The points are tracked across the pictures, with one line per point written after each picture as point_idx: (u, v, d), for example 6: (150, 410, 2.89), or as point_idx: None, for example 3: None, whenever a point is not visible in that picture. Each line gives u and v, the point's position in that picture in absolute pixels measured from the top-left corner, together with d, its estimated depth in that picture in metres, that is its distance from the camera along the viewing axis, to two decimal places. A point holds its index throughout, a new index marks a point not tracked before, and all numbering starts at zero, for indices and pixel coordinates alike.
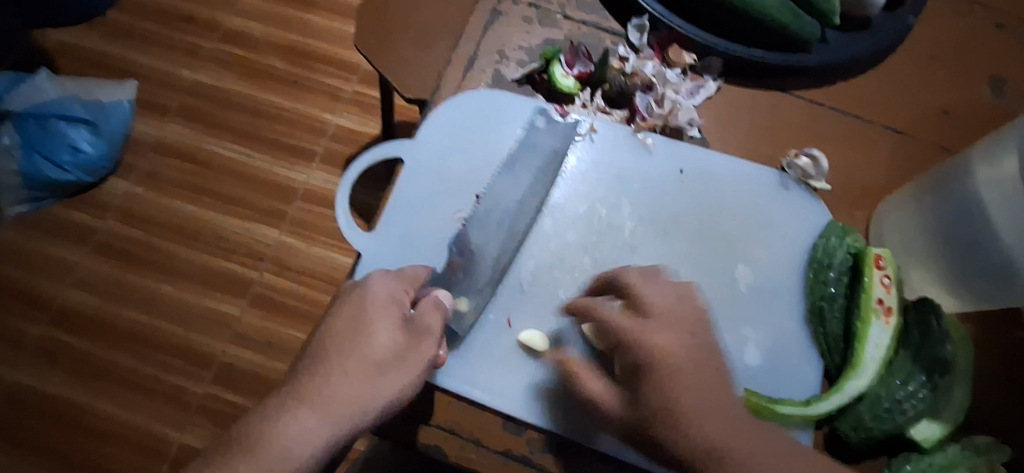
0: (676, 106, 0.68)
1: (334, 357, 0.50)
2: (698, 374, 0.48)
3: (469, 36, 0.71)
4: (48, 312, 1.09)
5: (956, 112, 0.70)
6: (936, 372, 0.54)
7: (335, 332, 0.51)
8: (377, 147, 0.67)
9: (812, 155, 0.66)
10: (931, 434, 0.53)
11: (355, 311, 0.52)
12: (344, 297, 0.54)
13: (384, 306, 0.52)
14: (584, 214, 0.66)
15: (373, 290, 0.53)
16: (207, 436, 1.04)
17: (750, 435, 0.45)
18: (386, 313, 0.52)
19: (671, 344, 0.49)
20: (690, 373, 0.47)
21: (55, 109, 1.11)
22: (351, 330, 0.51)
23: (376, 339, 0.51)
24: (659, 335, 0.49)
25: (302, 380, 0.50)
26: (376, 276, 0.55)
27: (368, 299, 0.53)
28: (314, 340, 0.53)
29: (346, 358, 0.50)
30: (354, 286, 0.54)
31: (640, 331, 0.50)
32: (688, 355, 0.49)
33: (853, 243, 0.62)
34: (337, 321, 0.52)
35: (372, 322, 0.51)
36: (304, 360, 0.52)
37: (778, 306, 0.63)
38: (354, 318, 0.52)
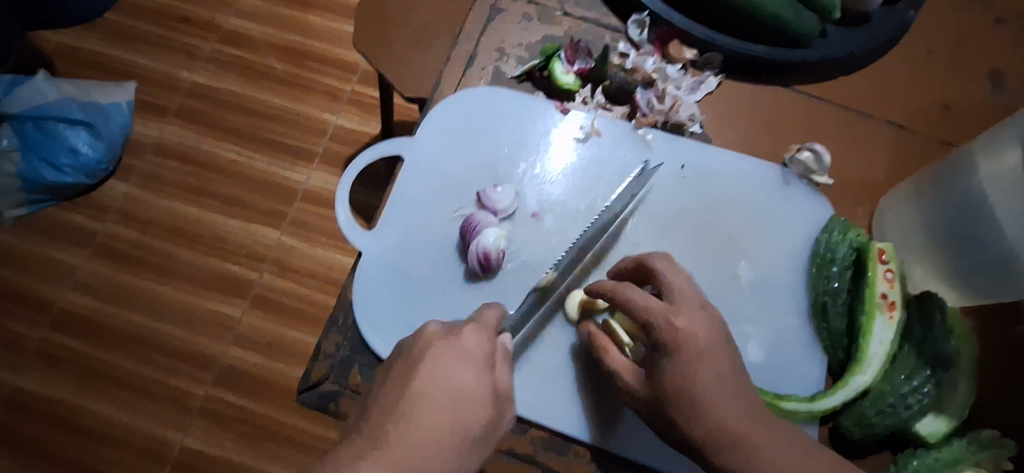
0: (677, 102, 0.68)
1: (422, 413, 0.45)
2: (719, 357, 0.50)
3: (468, 33, 0.70)
4: (49, 315, 1.09)
5: (957, 107, 0.70)
6: (939, 367, 0.54)
7: (425, 384, 0.47)
8: (377, 145, 0.66)
9: (814, 149, 0.65)
10: (936, 429, 0.53)
11: (451, 366, 0.47)
12: (436, 345, 0.49)
13: (481, 365, 0.48)
14: (584, 210, 0.65)
15: (470, 344, 0.49)
16: (208, 437, 1.04)
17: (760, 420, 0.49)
18: (482, 374, 0.48)
19: (695, 327, 0.51)
20: (712, 354, 0.50)
21: (54, 111, 1.10)
22: (444, 386, 0.47)
23: (471, 401, 0.47)
24: (684, 319, 0.51)
25: (384, 430, 0.45)
26: (473, 328, 0.50)
27: (467, 356, 0.48)
28: (394, 384, 0.47)
29: (436, 417, 0.45)
30: (449, 334, 0.49)
31: (667, 312, 0.51)
32: (711, 336, 0.51)
33: (856, 237, 0.61)
34: (430, 372, 0.47)
35: (468, 383, 0.47)
36: (381, 403, 0.47)
37: (780, 303, 0.63)
38: (450, 374, 0.47)
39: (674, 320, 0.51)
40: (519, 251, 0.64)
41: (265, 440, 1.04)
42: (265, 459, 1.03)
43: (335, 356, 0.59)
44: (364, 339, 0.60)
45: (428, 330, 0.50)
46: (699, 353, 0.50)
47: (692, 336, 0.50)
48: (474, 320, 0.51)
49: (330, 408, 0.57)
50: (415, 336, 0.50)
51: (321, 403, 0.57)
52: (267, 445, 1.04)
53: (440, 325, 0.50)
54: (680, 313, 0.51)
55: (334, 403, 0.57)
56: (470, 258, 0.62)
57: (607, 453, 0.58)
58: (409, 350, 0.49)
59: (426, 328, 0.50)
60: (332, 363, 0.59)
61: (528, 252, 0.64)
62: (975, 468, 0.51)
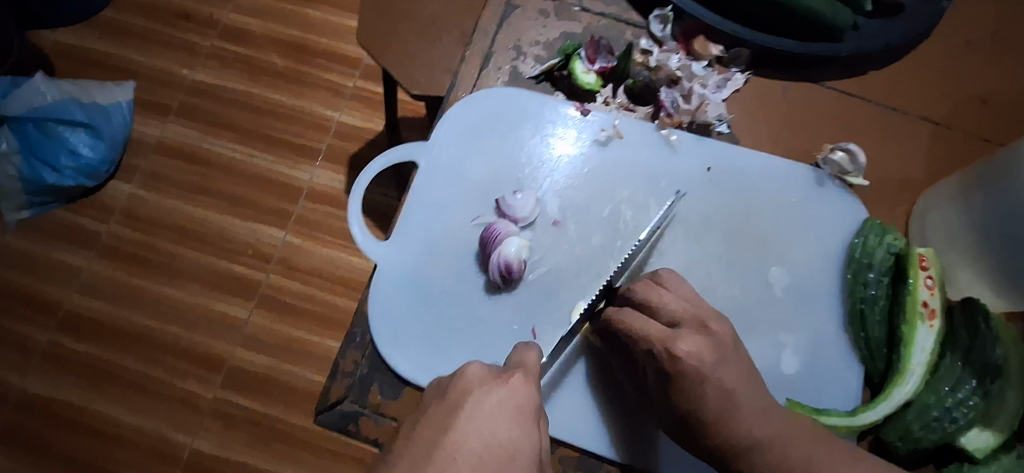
0: (704, 101, 0.65)
1: (459, 465, 0.39)
2: (726, 378, 0.50)
3: (484, 30, 0.67)
4: (55, 318, 1.07)
5: (995, 101, 0.67)
6: (987, 378, 0.52)
7: (465, 432, 0.41)
8: (391, 151, 0.64)
9: (849, 149, 0.63)
10: (985, 443, 0.51)
11: (496, 415, 0.42)
12: (480, 389, 0.44)
13: (526, 418, 0.43)
14: (609, 217, 0.62)
15: (518, 393, 0.44)
16: (219, 439, 1.02)
17: (782, 423, 0.49)
18: (527, 430, 0.42)
19: (698, 351, 0.50)
20: (718, 375, 0.50)
21: (54, 113, 1.07)
22: (486, 437, 0.41)
23: (515, 460, 0.41)
24: (684, 342, 0.50)
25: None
26: (522, 375, 0.45)
27: (513, 406, 0.43)
28: (430, 430, 0.42)
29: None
30: (497, 378, 0.44)
31: (666, 339, 0.51)
32: (715, 357, 0.50)
33: (894, 241, 0.59)
34: (472, 419, 0.42)
35: (513, 438, 0.41)
36: (412, 450, 0.41)
37: (814, 310, 0.61)
38: (493, 424, 0.42)
39: (673, 347, 0.50)
40: (542, 261, 0.61)
41: (276, 441, 1.02)
42: (275, 460, 1.01)
43: (353, 374, 0.57)
44: (384, 356, 0.58)
45: (470, 370, 0.45)
46: (703, 376, 0.49)
47: (693, 360, 0.50)
48: (520, 366, 0.46)
49: (349, 429, 0.56)
50: (457, 377, 0.46)
51: (341, 424, 0.56)
52: (278, 447, 1.02)
53: (484, 367, 0.46)
54: (680, 337, 0.51)
55: (355, 423, 0.56)
56: (492, 269, 0.60)
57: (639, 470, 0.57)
58: (449, 392, 0.45)
59: (470, 369, 0.45)
60: (350, 382, 0.57)
61: (551, 260, 0.61)
62: None
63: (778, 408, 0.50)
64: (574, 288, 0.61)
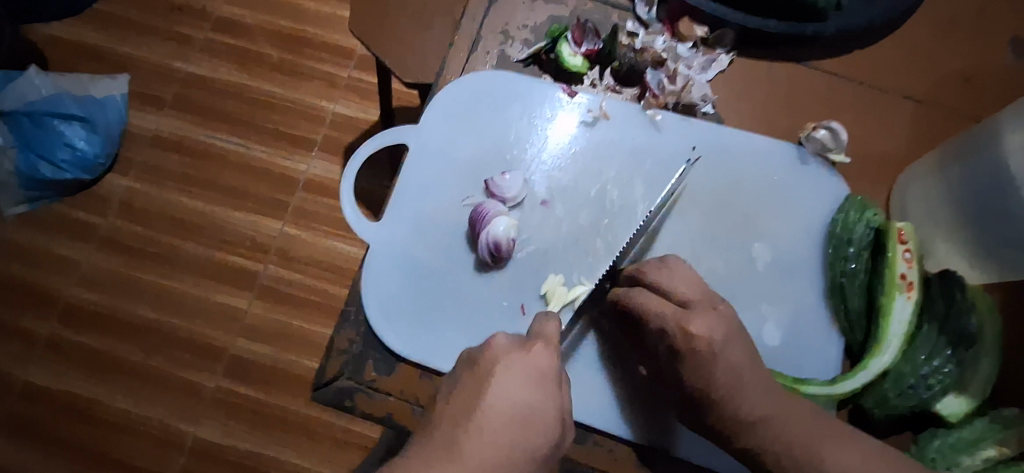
0: (689, 82, 0.66)
1: (491, 429, 0.42)
2: (734, 356, 0.50)
3: (472, 14, 0.68)
4: (56, 311, 1.08)
5: (976, 79, 0.68)
6: (962, 346, 0.54)
7: (497, 399, 0.43)
8: (380, 133, 0.65)
9: (831, 127, 0.64)
10: (957, 409, 0.52)
11: (523, 382, 0.44)
12: (506, 359, 0.45)
13: (551, 383, 0.45)
14: (595, 196, 0.64)
15: (544, 362, 0.45)
16: (221, 427, 1.04)
17: (774, 399, 0.49)
18: (551, 393, 0.44)
19: (710, 330, 0.50)
20: (728, 353, 0.50)
21: (50, 108, 1.08)
22: (515, 400, 0.43)
23: (543, 421, 0.43)
24: (697, 322, 0.50)
25: (455, 444, 0.41)
26: (544, 342, 0.46)
27: (538, 372, 0.45)
28: (463, 398, 0.44)
29: (507, 434, 0.42)
30: (522, 348, 0.46)
31: (679, 317, 0.51)
32: (725, 335, 0.50)
33: (873, 216, 0.60)
34: (502, 388, 0.44)
35: (540, 402, 0.44)
36: (447, 415, 0.43)
37: (796, 284, 0.62)
38: (521, 392, 0.44)
39: (687, 325, 0.50)
40: (529, 239, 0.63)
41: (278, 429, 1.04)
42: (278, 447, 1.03)
43: (349, 351, 0.59)
44: (377, 333, 0.60)
45: (496, 341, 0.47)
46: (715, 354, 0.49)
47: (706, 339, 0.50)
48: (541, 335, 0.47)
49: (346, 404, 0.57)
50: (482, 348, 0.47)
51: (337, 399, 0.57)
52: (280, 434, 1.04)
53: (507, 337, 0.47)
54: (692, 318, 0.51)
55: (350, 398, 0.57)
56: (481, 248, 0.61)
57: (627, 441, 0.58)
58: (475, 362, 0.46)
59: (495, 339, 0.46)
60: (346, 358, 0.58)
61: (538, 238, 0.63)
62: (998, 446, 0.51)
63: (774, 386, 0.50)
64: (562, 266, 0.62)
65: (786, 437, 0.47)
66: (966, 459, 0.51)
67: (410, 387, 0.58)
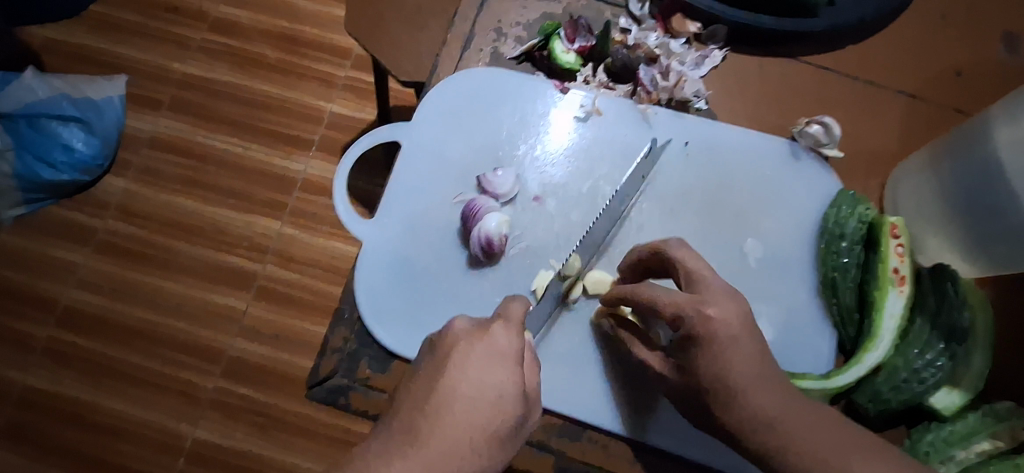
0: (682, 78, 0.66)
1: (450, 413, 0.42)
2: (746, 341, 0.47)
3: (465, 13, 0.68)
4: (54, 314, 1.08)
5: (968, 74, 0.68)
6: (954, 340, 0.54)
7: (455, 380, 0.43)
8: (372, 131, 0.65)
9: (824, 122, 0.64)
10: (952, 402, 0.52)
11: (481, 364, 0.44)
12: (464, 341, 0.45)
13: (511, 363, 0.44)
14: (587, 193, 0.64)
15: (501, 343, 0.45)
16: (220, 429, 1.04)
17: (789, 400, 0.47)
18: (512, 373, 0.44)
19: (726, 315, 0.47)
20: (742, 344, 0.47)
21: (47, 109, 1.08)
22: (474, 383, 0.43)
23: (503, 401, 0.43)
24: (713, 307, 0.48)
25: (414, 430, 0.41)
26: (502, 324, 0.46)
27: (497, 352, 0.44)
28: (423, 381, 0.44)
29: (466, 417, 0.42)
30: (480, 330, 0.45)
31: (696, 303, 0.48)
32: (739, 320, 0.48)
33: (865, 211, 0.59)
34: (460, 370, 0.43)
35: (500, 382, 0.43)
36: (407, 401, 0.43)
37: (788, 279, 0.62)
38: (479, 373, 0.43)
39: (705, 309, 0.47)
40: (522, 236, 0.63)
41: (276, 430, 1.04)
42: (276, 448, 1.03)
43: (342, 349, 0.59)
44: (371, 331, 0.60)
45: (455, 324, 0.46)
46: (731, 340, 0.47)
47: (723, 324, 0.47)
48: (502, 316, 0.47)
49: (340, 403, 0.57)
50: (443, 332, 0.47)
51: (331, 397, 0.57)
52: (278, 435, 1.04)
53: (467, 320, 0.47)
54: (709, 301, 0.48)
55: (344, 397, 0.57)
56: (473, 244, 0.61)
57: (622, 437, 0.58)
58: (436, 347, 0.46)
59: (454, 323, 0.46)
60: (339, 357, 0.58)
61: (531, 234, 0.63)
62: (992, 440, 0.51)
63: (784, 385, 0.48)
64: (554, 262, 0.62)
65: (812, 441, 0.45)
66: (960, 452, 0.51)
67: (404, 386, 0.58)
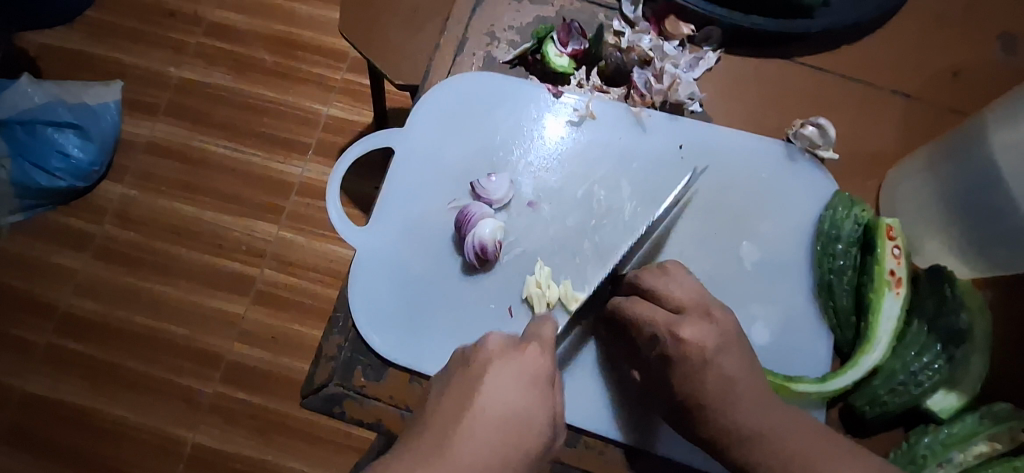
0: (676, 80, 0.66)
1: (483, 430, 0.42)
2: (727, 364, 0.49)
3: (457, 18, 0.68)
4: (53, 320, 1.08)
5: (966, 73, 0.68)
6: (952, 343, 0.54)
7: (489, 397, 0.43)
8: (366, 138, 0.65)
9: (819, 123, 0.64)
10: (949, 405, 0.53)
11: (516, 382, 0.44)
12: (500, 359, 0.45)
13: (543, 385, 0.44)
14: (582, 197, 0.64)
15: (537, 363, 0.45)
16: (220, 434, 1.04)
17: (776, 416, 0.48)
18: (544, 395, 0.44)
19: (701, 336, 0.49)
20: (720, 361, 0.49)
21: (42, 115, 1.08)
22: (508, 402, 0.43)
23: (533, 422, 0.43)
24: (689, 328, 0.50)
25: (446, 442, 0.41)
26: (537, 345, 0.46)
27: (533, 372, 0.45)
28: (454, 395, 0.44)
29: (498, 435, 0.42)
30: (515, 349, 0.46)
31: (670, 323, 0.50)
32: (718, 343, 0.49)
33: (861, 213, 0.60)
34: (494, 387, 0.43)
35: (531, 404, 0.43)
36: (438, 415, 0.43)
37: (785, 281, 0.62)
38: (513, 392, 0.43)
39: (678, 331, 0.50)
40: (516, 243, 0.63)
41: (277, 434, 1.04)
42: (276, 452, 1.03)
43: (337, 357, 0.59)
44: (364, 338, 0.59)
45: (489, 341, 0.46)
46: (705, 361, 0.49)
47: (697, 345, 0.49)
48: (536, 338, 0.47)
49: (335, 411, 0.57)
50: (475, 348, 0.47)
51: (326, 406, 0.57)
52: (279, 439, 1.04)
53: (502, 337, 0.47)
54: (683, 323, 0.50)
55: (340, 405, 0.57)
56: (468, 251, 0.61)
57: (618, 443, 0.58)
58: (468, 362, 0.46)
59: (488, 338, 0.47)
60: (334, 365, 0.58)
61: (525, 241, 0.63)
62: (990, 442, 0.51)
63: (769, 397, 0.50)
64: (549, 268, 0.62)
65: (782, 449, 0.47)
66: (957, 454, 0.51)
67: (399, 393, 0.58)
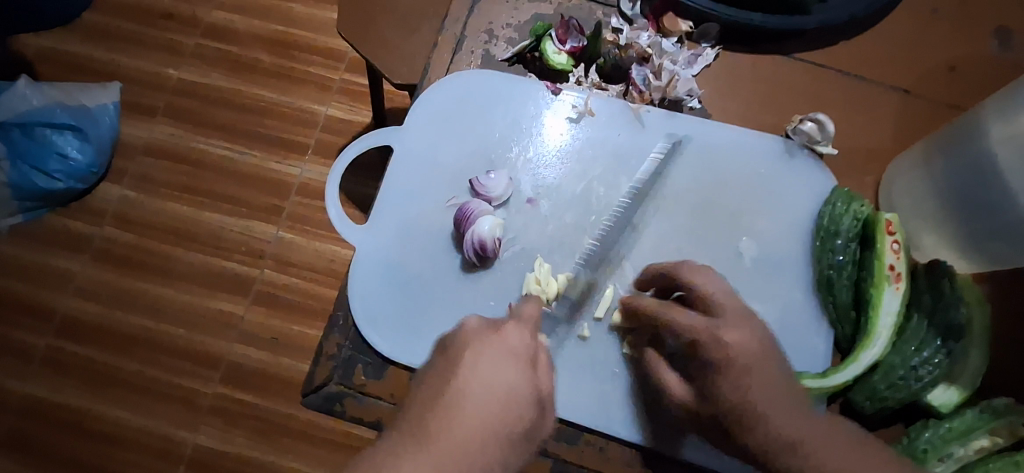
0: (674, 77, 0.66)
1: (464, 406, 0.42)
2: (768, 369, 0.49)
3: (456, 15, 0.68)
4: (52, 322, 1.08)
5: (963, 68, 0.68)
6: (951, 337, 0.53)
7: (468, 378, 0.44)
8: (365, 136, 0.65)
9: (817, 119, 0.64)
10: (948, 400, 0.53)
11: (493, 359, 0.45)
12: (478, 339, 0.46)
13: (522, 361, 0.45)
14: (581, 194, 0.64)
15: (515, 341, 0.46)
16: (220, 435, 1.04)
17: (813, 422, 0.47)
18: (525, 371, 0.45)
19: (745, 341, 0.49)
20: (763, 366, 0.49)
21: (41, 117, 1.08)
22: (488, 380, 0.44)
23: (514, 398, 0.44)
24: (731, 332, 0.49)
25: (427, 421, 0.42)
26: (514, 323, 0.47)
27: (511, 349, 0.46)
28: (435, 379, 0.45)
29: (479, 413, 0.42)
30: (492, 329, 0.46)
31: (712, 327, 0.50)
32: (761, 349, 0.49)
33: (860, 208, 0.59)
34: (473, 367, 0.44)
35: (512, 381, 0.44)
36: (420, 397, 0.44)
37: (784, 277, 0.62)
38: (493, 371, 0.44)
39: (722, 335, 0.49)
40: (515, 241, 0.63)
41: (278, 435, 1.04)
42: (277, 452, 1.03)
43: (337, 357, 0.59)
44: (364, 337, 0.59)
45: (467, 324, 0.47)
46: (749, 366, 0.48)
47: (740, 350, 0.49)
48: (514, 317, 0.48)
49: (335, 409, 0.57)
50: (455, 332, 0.48)
51: (327, 404, 0.57)
52: (279, 440, 1.04)
53: (480, 319, 0.48)
54: (727, 327, 0.50)
55: (340, 403, 0.57)
56: (467, 248, 0.61)
57: (619, 440, 0.58)
58: (448, 346, 0.47)
59: (467, 323, 0.48)
60: (334, 364, 0.58)
61: (524, 238, 0.63)
62: (991, 436, 0.51)
63: (801, 403, 0.48)
64: (548, 265, 0.62)
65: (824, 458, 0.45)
66: (958, 449, 0.51)
67: (399, 392, 0.58)
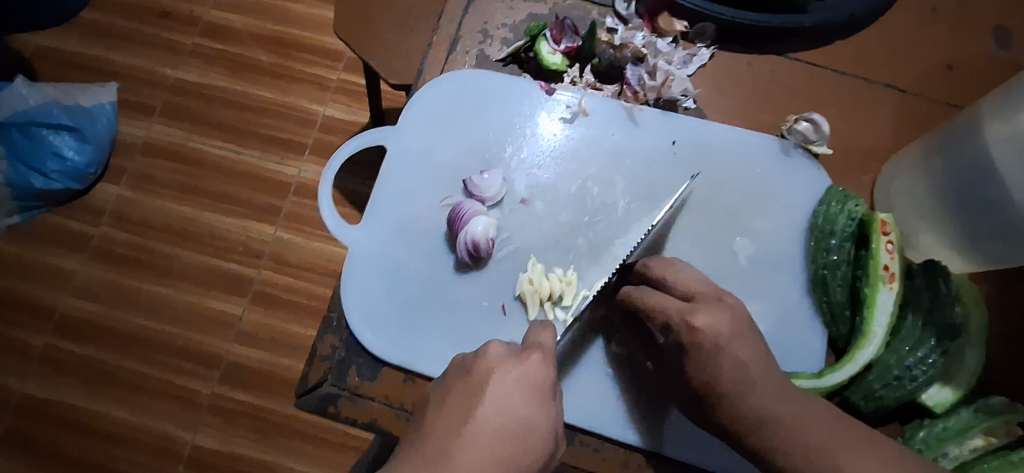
0: (669, 77, 0.65)
1: (483, 440, 0.41)
2: (741, 351, 0.49)
3: (451, 15, 0.67)
4: (51, 322, 1.08)
5: (961, 67, 0.67)
6: (947, 337, 0.53)
7: (491, 407, 0.43)
8: (359, 136, 0.65)
9: (812, 119, 0.64)
10: (944, 399, 0.53)
11: (517, 392, 0.43)
12: (502, 367, 0.45)
13: (545, 395, 0.44)
14: (576, 193, 0.64)
15: (539, 372, 0.45)
16: (220, 435, 1.04)
17: (789, 401, 0.48)
18: (546, 406, 0.44)
19: (715, 324, 0.49)
20: (735, 348, 0.49)
21: (37, 117, 1.08)
22: (510, 411, 0.43)
23: (535, 432, 0.43)
24: (702, 315, 0.50)
25: (444, 451, 0.40)
26: (540, 355, 0.46)
27: (533, 382, 0.44)
28: (455, 405, 0.43)
29: (501, 445, 0.41)
30: (517, 357, 0.45)
31: (683, 312, 0.50)
32: (731, 330, 0.49)
33: (855, 207, 0.59)
34: (495, 396, 0.43)
35: (533, 414, 0.43)
36: (437, 422, 0.42)
37: (779, 276, 0.62)
38: (516, 401, 0.43)
39: (691, 319, 0.50)
40: (509, 240, 0.63)
41: (276, 434, 1.04)
42: (276, 452, 1.03)
43: (331, 357, 0.59)
44: (359, 338, 0.59)
45: (490, 349, 0.46)
46: (720, 348, 0.49)
47: (712, 334, 0.49)
48: (537, 346, 0.47)
49: (330, 411, 0.57)
50: (476, 356, 0.46)
51: (321, 406, 0.57)
52: (278, 440, 1.04)
53: (503, 345, 0.47)
54: (697, 311, 0.50)
55: (334, 405, 0.57)
56: (460, 249, 0.61)
57: (614, 441, 0.58)
58: (468, 369, 0.46)
59: (490, 348, 0.46)
60: (328, 365, 0.58)
61: (519, 238, 0.63)
62: (986, 435, 0.51)
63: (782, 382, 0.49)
64: (542, 264, 0.62)
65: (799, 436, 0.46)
66: (954, 449, 0.51)
67: (394, 392, 0.58)
